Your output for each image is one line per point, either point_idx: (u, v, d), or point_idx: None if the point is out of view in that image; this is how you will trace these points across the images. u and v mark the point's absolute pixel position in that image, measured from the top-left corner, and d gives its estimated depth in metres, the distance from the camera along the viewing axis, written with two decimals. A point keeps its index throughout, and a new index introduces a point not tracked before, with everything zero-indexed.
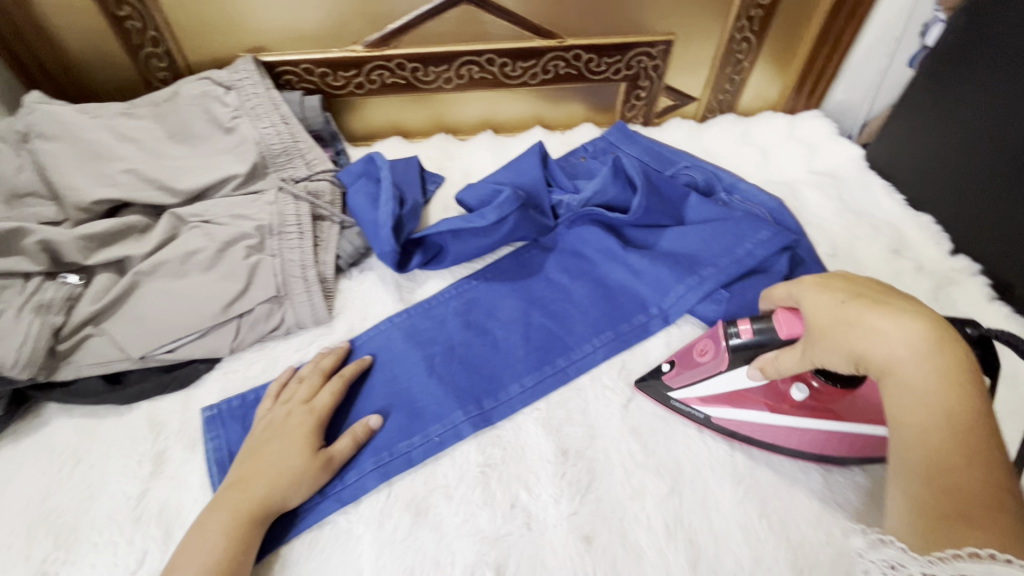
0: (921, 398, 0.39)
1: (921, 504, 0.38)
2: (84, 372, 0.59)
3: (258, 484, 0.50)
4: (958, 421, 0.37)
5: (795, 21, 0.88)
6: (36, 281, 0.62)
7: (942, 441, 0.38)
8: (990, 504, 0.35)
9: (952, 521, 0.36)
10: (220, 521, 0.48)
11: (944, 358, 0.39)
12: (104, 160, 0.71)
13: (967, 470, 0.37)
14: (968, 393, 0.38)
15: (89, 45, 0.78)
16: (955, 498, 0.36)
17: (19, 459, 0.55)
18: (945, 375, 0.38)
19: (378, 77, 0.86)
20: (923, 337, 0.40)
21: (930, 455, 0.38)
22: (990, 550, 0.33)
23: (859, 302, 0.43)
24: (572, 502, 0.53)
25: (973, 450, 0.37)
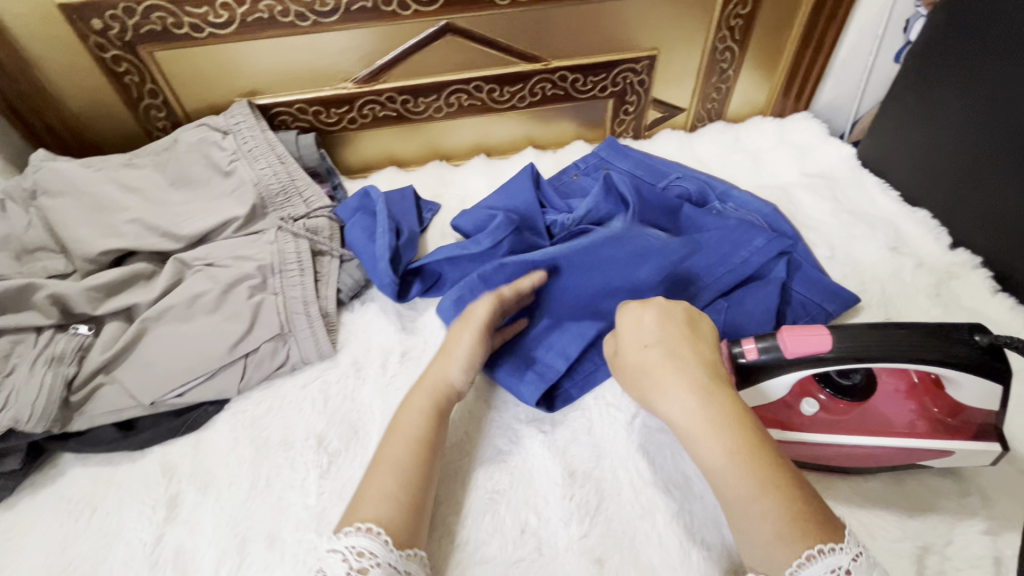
0: (713, 439, 0.43)
1: (763, 533, 0.39)
2: (97, 422, 0.60)
3: (449, 360, 0.57)
4: (745, 460, 0.41)
5: (777, 27, 0.89)
6: (48, 334, 0.64)
7: (732, 480, 0.41)
8: (801, 517, 0.39)
9: (775, 543, 0.39)
10: (421, 404, 0.54)
11: (715, 405, 0.44)
12: (109, 211, 0.73)
13: (762, 499, 0.40)
14: (739, 430, 0.43)
15: (91, 101, 0.81)
16: (763, 526, 0.39)
17: (38, 510, 0.57)
18: (714, 420, 0.43)
19: (370, 111, 0.88)
20: (698, 389, 0.45)
21: (726, 491, 0.42)
22: (820, 548, 0.37)
23: (658, 346, 0.49)
24: (582, 524, 0.53)
25: (761, 482, 0.40)
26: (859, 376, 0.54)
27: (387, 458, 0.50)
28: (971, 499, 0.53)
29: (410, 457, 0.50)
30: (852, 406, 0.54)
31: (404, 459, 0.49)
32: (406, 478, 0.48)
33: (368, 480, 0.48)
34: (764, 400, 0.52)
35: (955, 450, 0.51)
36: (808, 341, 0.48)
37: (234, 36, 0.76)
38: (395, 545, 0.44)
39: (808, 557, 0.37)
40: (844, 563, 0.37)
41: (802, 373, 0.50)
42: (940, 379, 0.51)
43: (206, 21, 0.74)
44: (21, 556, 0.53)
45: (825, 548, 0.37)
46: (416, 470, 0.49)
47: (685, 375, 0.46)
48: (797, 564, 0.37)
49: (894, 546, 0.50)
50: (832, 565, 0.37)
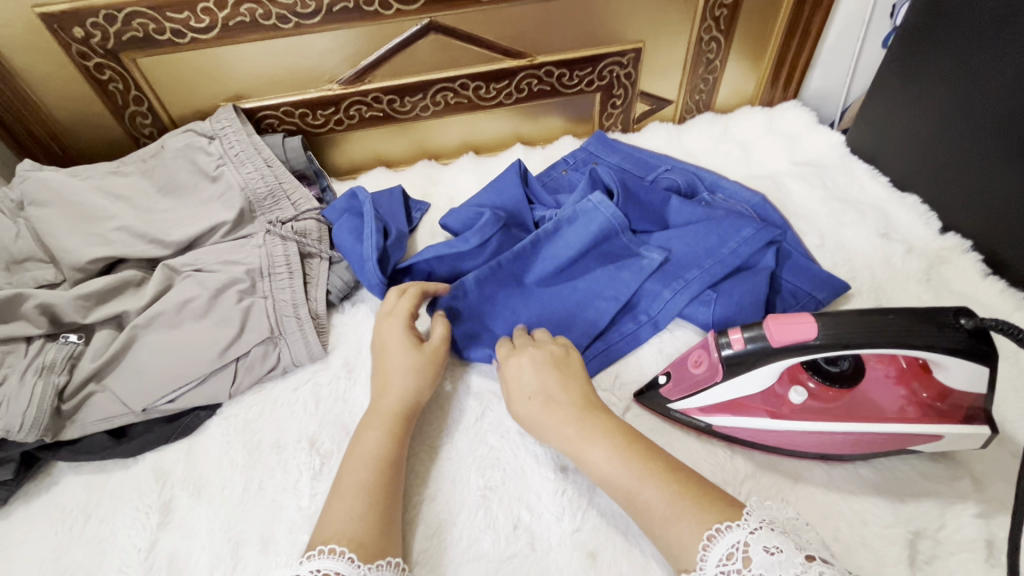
0: (594, 453, 0.49)
1: (659, 524, 0.44)
2: (90, 429, 0.60)
3: (397, 387, 0.57)
4: (626, 462, 0.48)
5: (762, 16, 0.89)
6: (38, 343, 0.64)
7: (616, 479, 0.48)
8: (688, 500, 0.44)
9: (671, 525, 0.43)
10: (384, 424, 0.55)
11: (590, 426, 0.51)
12: (97, 219, 0.73)
13: (648, 488, 0.46)
14: (617, 440, 0.49)
15: (76, 110, 0.81)
16: (657, 514, 0.44)
17: (32, 520, 0.57)
18: (594, 437, 0.50)
19: (357, 112, 0.88)
20: (575, 421, 0.52)
21: (620, 491, 0.47)
22: (718, 525, 0.41)
23: (539, 396, 0.55)
24: (575, 519, 0.53)
25: (643, 475, 0.46)
26: (847, 363, 0.54)
27: (348, 481, 0.50)
28: (963, 482, 0.52)
29: (372, 475, 0.51)
30: (842, 393, 0.54)
31: (371, 479, 0.50)
32: (371, 495, 0.49)
33: (333, 500, 0.49)
34: (753, 389, 0.52)
35: (945, 435, 0.50)
36: (794, 330, 0.48)
37: (217, 41, 0.76)
38: (362, 560, 0.44)
39: (711, 538, 0.41)
40: (742, 537, 0.40)
41: (789, 362, 0.49)
42: (928, 363, 0.52)
43: (187, 26, 0.74)
44: (15, 566, 0.54)
45: (722, 527, 0.41)
46: (380, 486, 0.50)
47: (557, 404, 0.54)
48: (704, 546, 0.41)
49: (887, 531, 0.50)
50: (732, 541, 0.40)
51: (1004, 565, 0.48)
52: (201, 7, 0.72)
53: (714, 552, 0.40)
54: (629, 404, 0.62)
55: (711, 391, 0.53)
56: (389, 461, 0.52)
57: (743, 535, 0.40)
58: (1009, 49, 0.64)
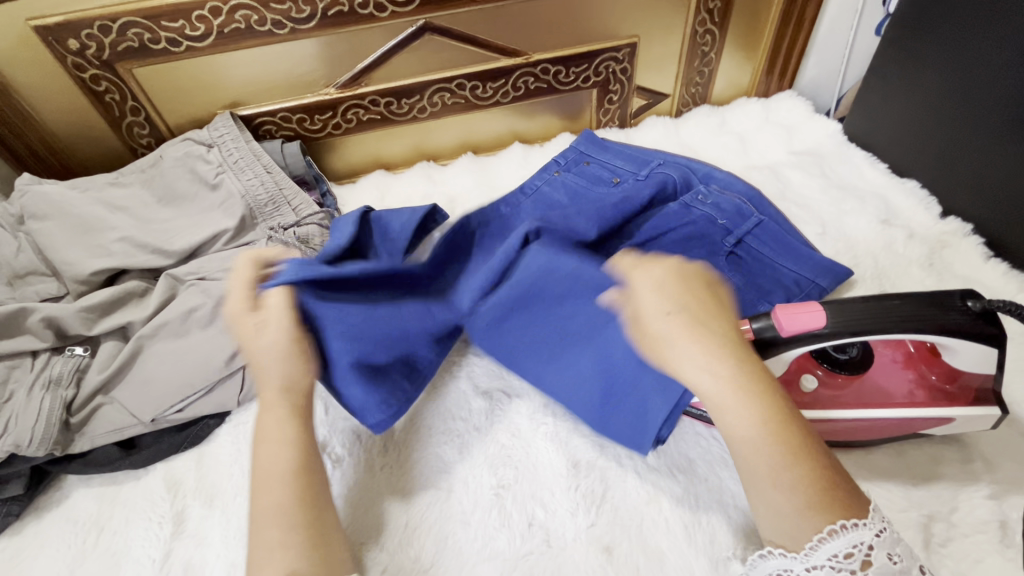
0: (734, 398, 0.42)
1: (797, 506, 0.39)
2: (98, 442, 0.60)
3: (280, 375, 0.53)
4: (774, 427, 0.41)
5: (755, 7, 0.89)
6: (44, 357, 0.63)
7: (764, 446, 0.41)
8: (828, 485, 0.40)
9: (803, 514, 0.39)
10: (285, 432, 0.50)
11: (741, 367, 0.43)
12: (98, 232, 0.73)
13: (794, 468, 0.40)
14: (766, 397, 0.42)
15: (73, 122, 0.80)
16: (797, 494, 0.39)
17: (44, 534, 0.56)
18: (744, 390, 0.42)
19: (354, 115, 0.88)
20: (725, 358, 0.43)
21: (758, 460, 0.41)
22: (844, 522, 0.38)
23: (681, 313, 0.45)
24: (589, 514, 0.53)
25: (793, 450, 0.41)
26: (855, 350, 0.54)
27: (267, 504, 0.46)
28: (974, 465, 0.53)
29: (287, 492, 0.46)
30: (849, 380, 0.54)
31: (286, 499, 0.46)
32: (294, 516, 0.45)
33: (257, 525, 0.45)
34: None
35: (957, 418, 0.51)
36: (803, 318, 0.48)
37: (213, 48, 0.76)
38: None
39: (831, 532, 0.38)
40: (866, 538, 0.38)
41: (798, 351, 0.50)
42: (935, 346, 0.52)
43: (183, 35, 0.74)
44: None
45: (847, 524, 0.38)
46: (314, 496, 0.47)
47: (698, 325, 0.45)
48: (819, 538, 0.38)
49: (900, 516, 0.50)
50: (855, 539, 0.38)
51: (1019, 545, 0.48)
52: (196, 15, 0.72)
53: (830, 545, 0.38)
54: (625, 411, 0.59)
55: None
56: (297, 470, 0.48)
57: (870, 537, 0.38)
58: (1007, 30, 0.64)
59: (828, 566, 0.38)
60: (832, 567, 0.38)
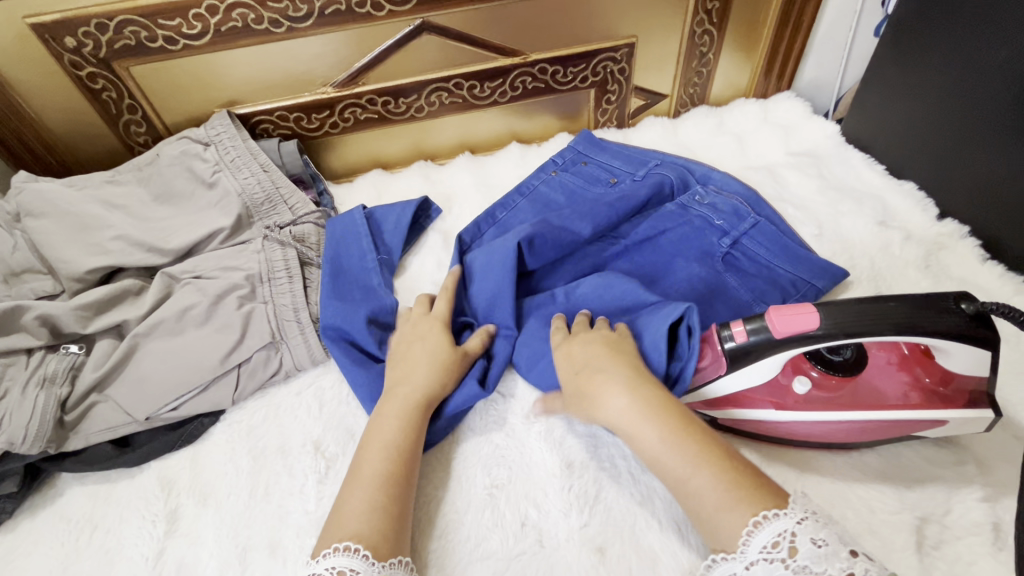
0: (636, 424, 0.47)
1: (718, 508, 0.41)
2: (93, 440, 0.60)
3: (417, 380, 0.57)
4: (677, 441, 0.45)
5: (754, 7, 0.89)
6: (38, 355, 0.63)
7: (672, 462, 0.44)
8: (737, 484, 0.41)
9: (718, 514, 0.41)
10: (399, 413, 0.54)
11: (640, 395, 0.48)
12: (93, 229, 0.73)
13: (699, 475, 0.43)
14: (669, 415, 0.46)
15: (69, 120, 0.80)
16: (708, 500, 0.41)
17: (38, 531, 0.56)
18: (644, 412, 0.47)
19: (352, 114, 0.88)
20: (623, 389, 0.48)
21: (670, 476, 0.44)
22: (764, 513, 0.39)
23: (585, 366, 0.52)
24: (582, 514, 0.53)
25: (699, 460, 0.43)
26: (849, 351, 0.54)
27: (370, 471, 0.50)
28: (968, 467, 0.53)
29: (392, 465, 0.50)
30: (843, 382, 0.54)
31: (388, 471, 0.50)
32: (389, 487, 0.49)
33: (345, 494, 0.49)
34: (758, 381, 0.52)
35: (949, 419, 0.51)
36: (797, 320, 0.48)
37: (209, 47, 0.76)
38: (376, 558, 0.44)
39: (757, 524, 0.39)
40: (788, 526, 0.38)
41: (793, 353, 0.50)
42: (930, 348, 0.52)
43: (179, 33, 0.74)
44: None
45: (771, 513, 0.39)
46: (398, 476, 0.50)
47: (601, 370, 0.51)
48: (748, 532, 0.39)
49: (893, 518, 0.50)
50: (777, 529, 0.38)
51: (1011, 547, 0.48)
52: (193, 13, 0.72)
53: (756, 538, 0.38)
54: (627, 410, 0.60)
55: (713, 386, 0.54)
56: (405, 447, 0.52)
57: (789, 523, 0.38)
58: (1004, 32, 0.64)
59: (762, 560, 0.38)
60: (765, 560, 0.38)
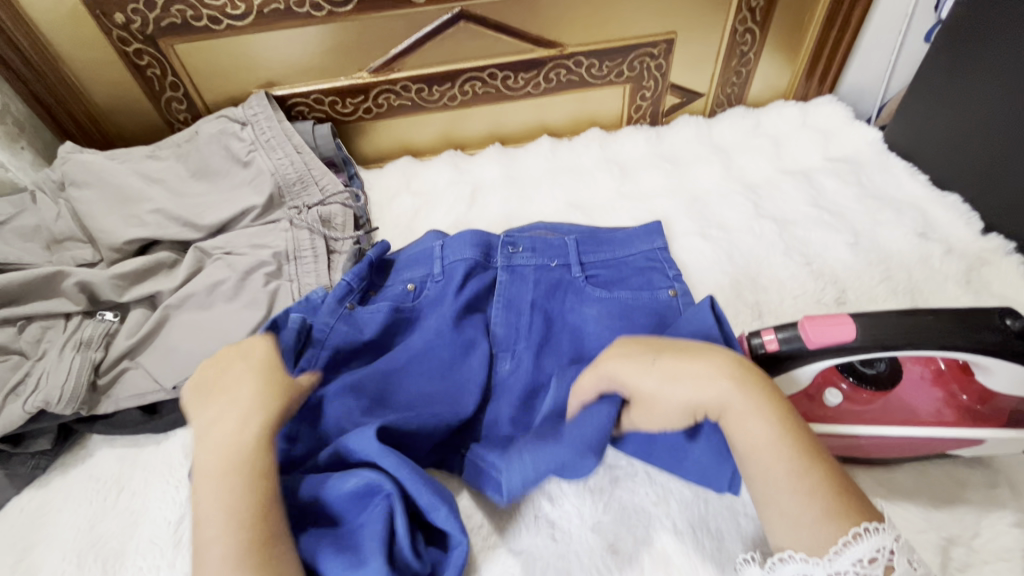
0: (746, 414, 0.43)
1: (821, 514, 0.40)
2: (122, 405, 0.62)
3: (229, 421, 0.46)
4: (786, 437, 0.42)
5: (800, 6, 0.86)
6: (76, 319, 0.66)
7: (777, 459, 0.42)
8: (837, 491, 0.41)
9: (821, 521, 0.40)
10: (226, 469, 0.43)
11: (745, 386, 0.44)
12: (132, 202, 0.75)
13: (805, 477, 0.41)
14: (776, 409, 0.43)
15: (115, 95, 0.83)
16: (813, 503, 0.40)
17: (68, 489, 0.59)
18: (752, 404, 0.43)
19: (385, 100, 0.88)
20: (728, 374, 0.45)
21: (769, 473, 0.42)
22: (864, 524, 0.39)
23: (665, 352, 0.47)
24: (596, 510, 0.53)
25: (804, 458, 0.42)
26: (883, 365, 0.53)
27: (213, 558, 0.39)
28: (1001, 490, 0.51)
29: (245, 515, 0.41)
30: (877, 395, 0.52)
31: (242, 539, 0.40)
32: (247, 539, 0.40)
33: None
34: (786, 392, 0.51)
35: (987, 439, 0.49)
36: (831, 330, 0.47)
37: (251, 27, 0.77)
38: None
39: (855, 536, 0.39)
40: (888, 543, 0.39)
41: (826, 363, 0.48)
42: (969, 364, 0.51)
43: (224, 13, 0.75)
44: (50, 533, 0.56)
45: (870, 527, 0.39)
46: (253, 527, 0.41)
47: (690, 353, 0.47)
48: (843, 542, 0.39)
49: (919, 537, 0.48)
50: (878, 544, 0.39)
51: None
52: None
53: (853, 550, 0.38)
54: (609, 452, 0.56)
55: None
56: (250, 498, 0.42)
57: (890, 541, 0.39)
58: None
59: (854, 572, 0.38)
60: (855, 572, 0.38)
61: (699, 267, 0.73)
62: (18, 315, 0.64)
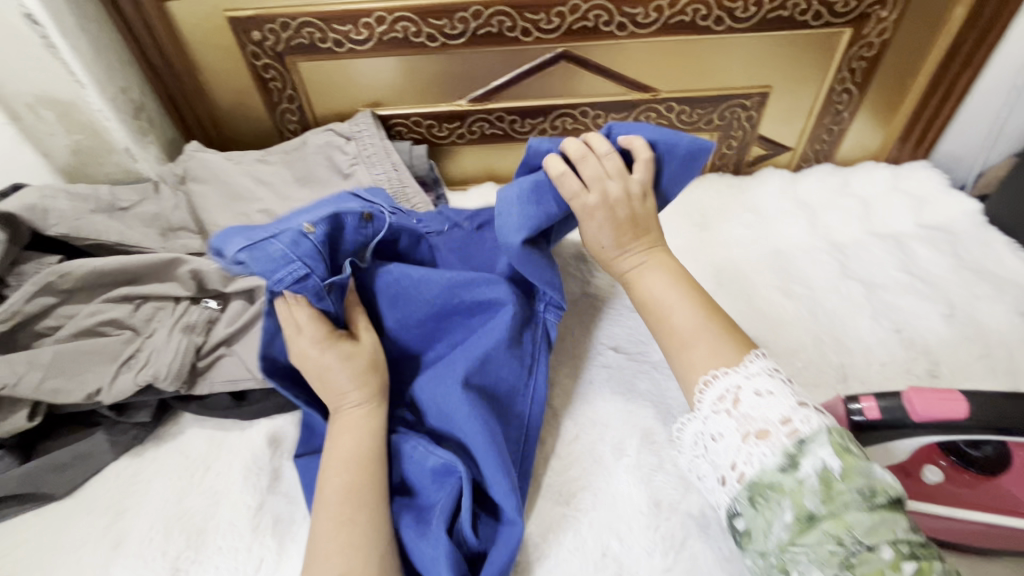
0: (646, 270, 0.58)
1: (685, 338, 0.53)
2: (216, 388, 0.65)
3: (361, 391, 0.56)
4: (677, 287, 0.56)
5: (904, 71, 0.85)
6: (184, 304, 0.71)
7: (664, 303, 0.56)
8: (705, 328, 0.52)
9: (682, 352, 0.52)
10: (355, 425, 0.55)
11: (652, 256, 0.59)
12: (243, 201, 0.81)
13: (680, 315, 0.54)
14: (670, 275, 0.57)
15: (237, 101, 0.91)
16: (679, 340, 0.53)
17: (161, 463, 0.63)
18: (654, 266, 0.58)
19: (479, 128, 0.93)
20: (641, 248, 0.59)
21: (655, 318, 0.56)
22: (717, 372, 0.48)
23: (616, 243, 0.59)
24: (666, 558, 0.53)
25: (680, 301, 0.55)
26: (991, 447, 0.50)
27: (332, 491, 0.50)
28: None
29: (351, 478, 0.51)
30: (981, 478, 0.50)
31: (351, 483, 0.51)
32: (359, 500, 0.50)
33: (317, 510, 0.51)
34: (882, 463, 0.50)
35: None
36: (941, 405, 0.45)
37: (369, 52, 0.83)
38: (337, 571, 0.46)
39: (708, 381, 0.49)
40: (735, 380, 0.47)
41: (931, 439, 0.46)
42: None
43: (348, 37, 0.81)
44: (142, 501, 0.59)
45: (719, 373, 0.48)
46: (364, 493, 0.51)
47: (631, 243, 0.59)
48: (703, 385, 0.49)
49: None
50: (725, 384, 0.47)
51: None
52: (363, 21, 0.79)
53: (709, 391, 0.48)
54: (684, 495, 0.56)
55: None
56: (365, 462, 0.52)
57: (737, 378, 0.47)
58: None
59: (712, 410, 0.47)
60: (714, 410, 0.47)
61: (781, 321, 0.72)
62: (135, 294, 0.70)
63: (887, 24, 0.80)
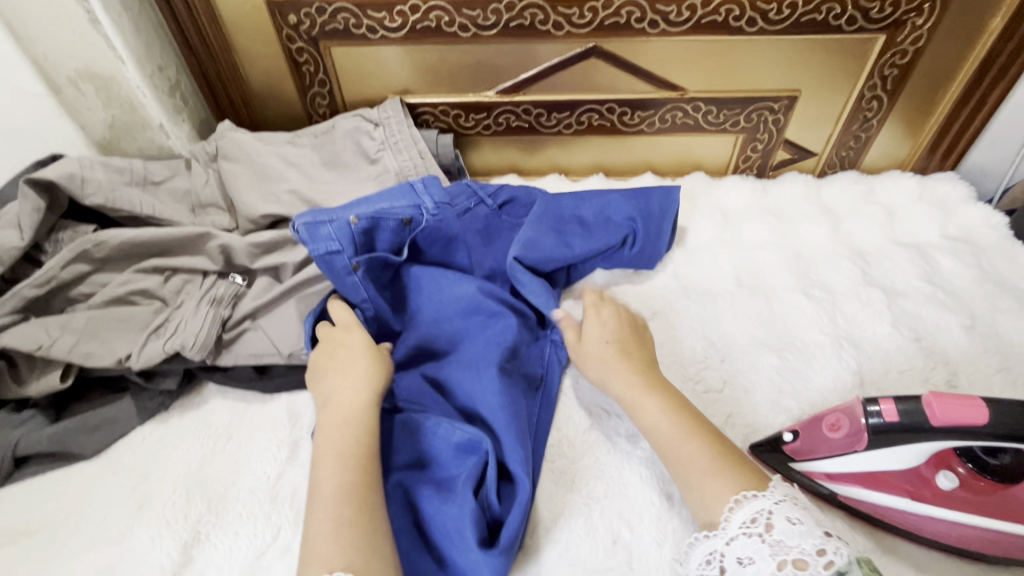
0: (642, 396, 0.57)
1: (689, 440, 0.53)
2: (240, 361, 0.67)
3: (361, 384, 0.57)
4: (675, 412, 0.55)
5: (936, 80, 0.84)
6: (211, 278, 0.73)
7: (665, 430, 0.54)
8: (721, 461, 0.50)
9: (702, 480, 0.50)
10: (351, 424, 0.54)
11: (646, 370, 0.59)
12: (272, 181, 0.83)
13: (686, 443, 0.53)
14: (669, 396, 0.57)
15: (269, 83, 0.92)
16: (695, 465, 0.51)
17: (185, 430, 0.64)
18: (647, 389, 0.57)
19: (505, 120, 0.93)
20: (636, 371, 0.59)
21: (659, 439, 0.55)
22: (745, 494, 0.47)
23: (614, 342, 0.62)
24: (676, 550, 0.54)
25: (685, 430, 0.54)
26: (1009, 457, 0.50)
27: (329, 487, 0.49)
28: None
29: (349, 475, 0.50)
30: (995, 487, 0.51)
31: (343, 483, 0.49)
32: (354, 497, 0.49)
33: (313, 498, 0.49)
34: (896, 465, 0.50)
35: None
36: (960, 411, 0.45)
37: (401, 40, 0.84)
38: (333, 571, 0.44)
39: (737, 502, 0.47)
40: (766, 506, 0.46)
41: (950, 445, 0.46)
42: None
43: (382, 24, 0.82)
44: (165, 466, 0.61)
45: (749, 495, 0.47)
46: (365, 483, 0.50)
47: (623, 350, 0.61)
48: (730, 509, 0.47)
49: None
50: (756, 507, 0.46)
51: None
52: (398, 9, 0.81)
53: (737, 514, 0.46)
54: None
55: (851, 462, 0.51)
56: (361, 457, 0.52)
57: (768, 503, 0.46)
58: None
59: (741, 534, 0.45)
60: (743, 534, 0.45)
61: (799, 325, 0.72)
62: (166, 266, 0.72)
63: (922, 32, 0.80)
